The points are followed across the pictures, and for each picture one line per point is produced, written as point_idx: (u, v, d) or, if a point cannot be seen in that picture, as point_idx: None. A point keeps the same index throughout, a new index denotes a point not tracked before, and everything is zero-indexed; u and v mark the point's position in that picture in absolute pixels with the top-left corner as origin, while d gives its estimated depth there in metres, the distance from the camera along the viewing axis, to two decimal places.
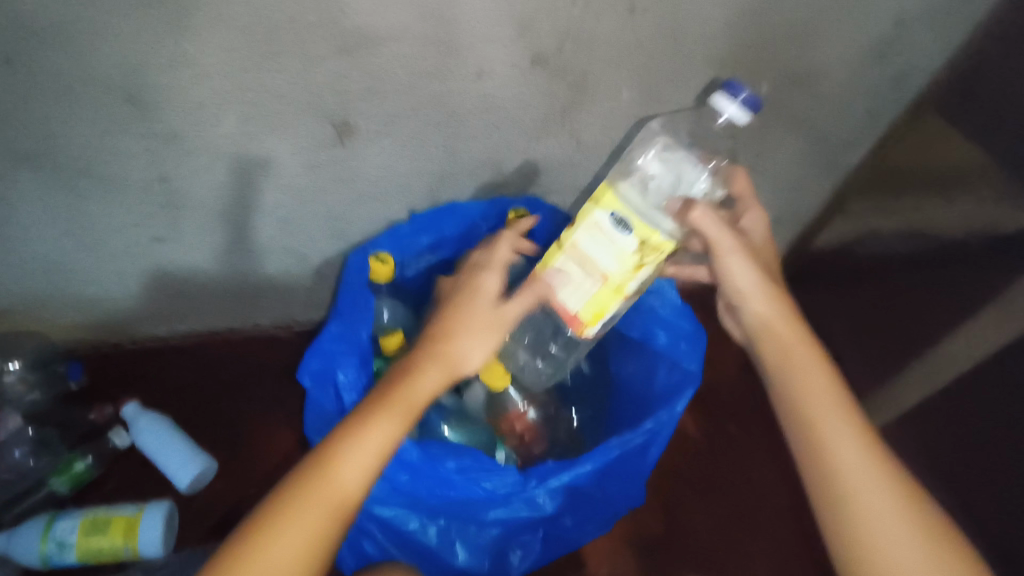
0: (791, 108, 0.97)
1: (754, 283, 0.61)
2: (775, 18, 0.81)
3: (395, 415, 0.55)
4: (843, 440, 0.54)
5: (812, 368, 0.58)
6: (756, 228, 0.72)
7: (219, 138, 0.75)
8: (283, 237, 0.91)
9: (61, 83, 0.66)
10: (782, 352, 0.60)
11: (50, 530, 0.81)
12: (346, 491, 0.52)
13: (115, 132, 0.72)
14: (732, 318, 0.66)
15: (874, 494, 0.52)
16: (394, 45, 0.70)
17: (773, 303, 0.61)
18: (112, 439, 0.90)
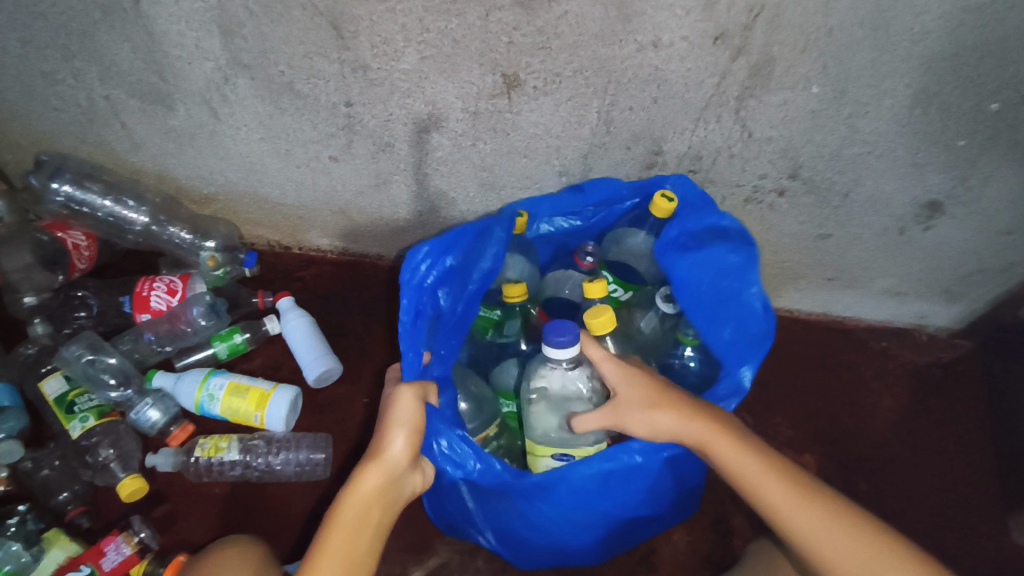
0: (1017, 138, 0.83)
1: (648, 424, 0.66)
2: (1013, 22, 0.69)
3: (372, 465, 0.63)
4: (795, 513, 0.61)
5: (729, 447, 0.64)
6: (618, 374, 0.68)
7: (400, 73, 0.81)
8: (436, 177, 0.97)
9: (280, 4, 0.75)
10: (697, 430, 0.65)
11: (205, 382, 0.95)
12: (362, 498, 0.62)
13: (317, 55, 0.81)
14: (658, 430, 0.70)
15: (839, 548, 0.59)
16: (570, 2, 0.71)
17: (670, 415, 0.65)
18: (264, 325, 1.03)
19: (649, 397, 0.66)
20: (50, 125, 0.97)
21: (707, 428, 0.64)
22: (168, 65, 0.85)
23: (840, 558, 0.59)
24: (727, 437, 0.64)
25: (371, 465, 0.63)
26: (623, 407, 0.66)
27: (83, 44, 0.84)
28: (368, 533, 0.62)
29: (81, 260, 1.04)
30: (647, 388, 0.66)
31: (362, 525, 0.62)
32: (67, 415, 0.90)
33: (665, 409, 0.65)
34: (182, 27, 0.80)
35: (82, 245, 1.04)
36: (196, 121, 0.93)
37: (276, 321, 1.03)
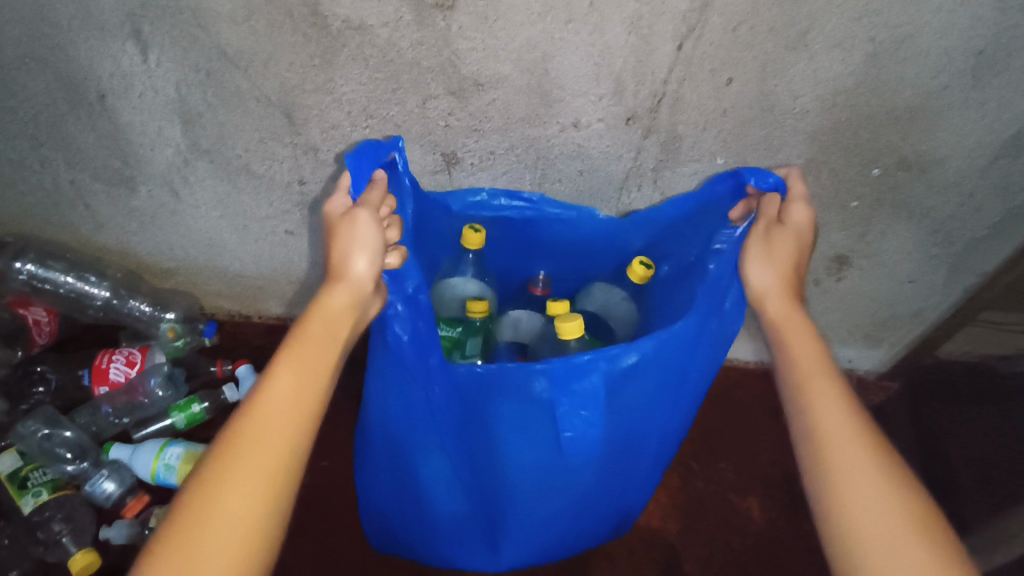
0: (902, 198, 0.93)
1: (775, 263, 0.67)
2: (880, 101, 0.80)
3: (338, 284, 0.61)
4: (818, 396, 0.57)
5: (801, 337, 0.63)
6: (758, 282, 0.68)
7: (348, 153, 0.89)
8: None
9: (236, 96, 0.83)
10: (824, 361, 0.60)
11: (162, 452, 0.97)
12: (335, 314, 0.60)
13: (271, 139, 0.88)
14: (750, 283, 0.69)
15: (849, 438, 0.54)
16: (496, 90, 0.80)
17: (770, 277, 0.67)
18: (222, 393, 1.06)
19: (792, 334, 0.63)
20: (16, 208, 1.02)
21: (783, 311, 0.66)
22: (131, 151, 0.91)
23: (842, 464, 0.52)
24: (801, 323, 0.64)
25: (332, 285, 0.61)
26: (776, 326, 0.65)
27: (50, 134, 0.90)
28: (336, 337, 0.59)
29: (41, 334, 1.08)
30: (797, 319, 0.65)
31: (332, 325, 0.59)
32: (20, 491, 0.91)
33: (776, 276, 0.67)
34: (144, 117, 0.87)
35: (41, 319, 1.08)
36: (157, 201, 0.99)
37: (235, 389, 1.06)
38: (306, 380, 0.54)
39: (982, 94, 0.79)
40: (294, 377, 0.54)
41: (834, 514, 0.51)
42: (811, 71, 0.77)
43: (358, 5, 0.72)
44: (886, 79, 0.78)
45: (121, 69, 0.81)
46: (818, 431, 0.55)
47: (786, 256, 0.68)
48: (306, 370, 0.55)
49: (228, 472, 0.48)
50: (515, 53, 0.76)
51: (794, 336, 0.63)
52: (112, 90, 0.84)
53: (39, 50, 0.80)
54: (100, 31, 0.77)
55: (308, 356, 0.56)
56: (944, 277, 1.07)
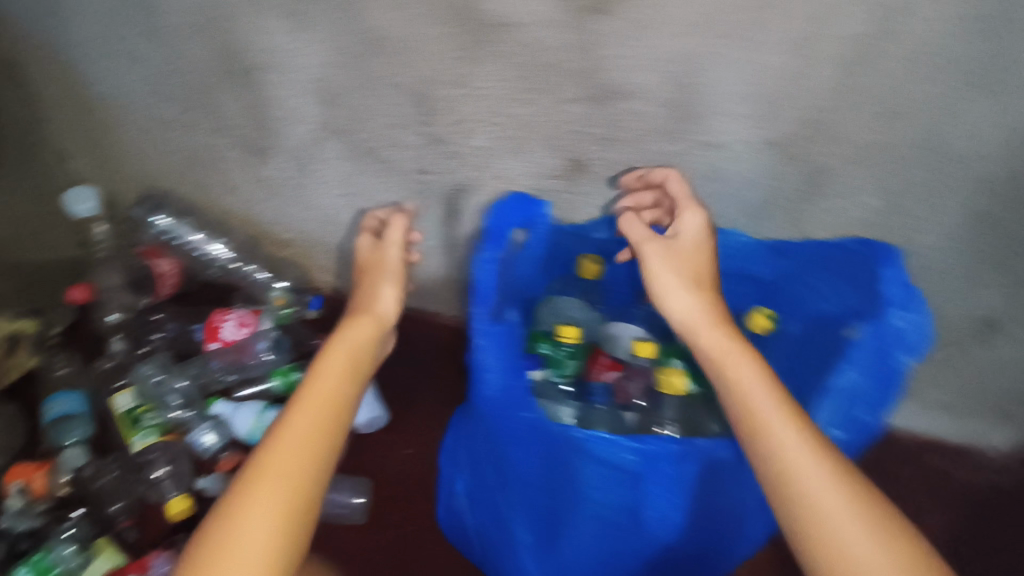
0: None
1: (670, 282, 0.67)
2: None
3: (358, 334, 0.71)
4: (780, 427, 0.55)
5: (741, 366, 0.60)
6: (680, 310, 0.66)
7: (474, 149, 0.89)
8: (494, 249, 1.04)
9: (377, 81, 0.84)
10: (713, 356, 0.62)
11: (261, 415, 1.01)
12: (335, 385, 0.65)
13: (402, 127, 0.89)
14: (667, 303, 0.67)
15: (803, 472, 0.53)
16: (638, 101, 0.77)
17: (694, 300, 0.66)
18: (319, 366, 1.11)
19: (728, 358, 0.61)
20: (159, 166, 1.09)
21: (724, 344, 0.62)
22: (269, 123, 0.95)
23: (806, 498, 0.52)
24: (752, 359, 0.60)
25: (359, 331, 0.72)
26: (717, 364, 0.61)
27: (201, 99, 0.95)
28: (345, 384, 0.65)
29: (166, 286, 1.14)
30: (736, 351, 0.61)
31: (343, 366, 0.67)
32: (133, 428, 0.97)
33: (694, 296, 0.66)
34: (288, 93, 0.89)
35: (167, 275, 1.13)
36: (284, 173, 1.02)
37: None
38: (315, 420, 0.60)
39: None
40: (308, 419, 0.60)
41: (796, 522, 0.52)
42: (999, 115, 0.69)
43: (511, 3, 0.70)
44: None
45: (275, 45, 0.83)
46: (779, 458, 0.54)
47: (674, 293, 0.67)
48: (312, 429, 0.60)
49: (239, 510, 0.53)
50: (665, 64, 0.72)
51: (739, 359, 0.60)
52: (261, 63, 0.87)
53: (205, 20, 0.84)
54: (263, 6, 0.79)
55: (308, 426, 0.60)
56: None
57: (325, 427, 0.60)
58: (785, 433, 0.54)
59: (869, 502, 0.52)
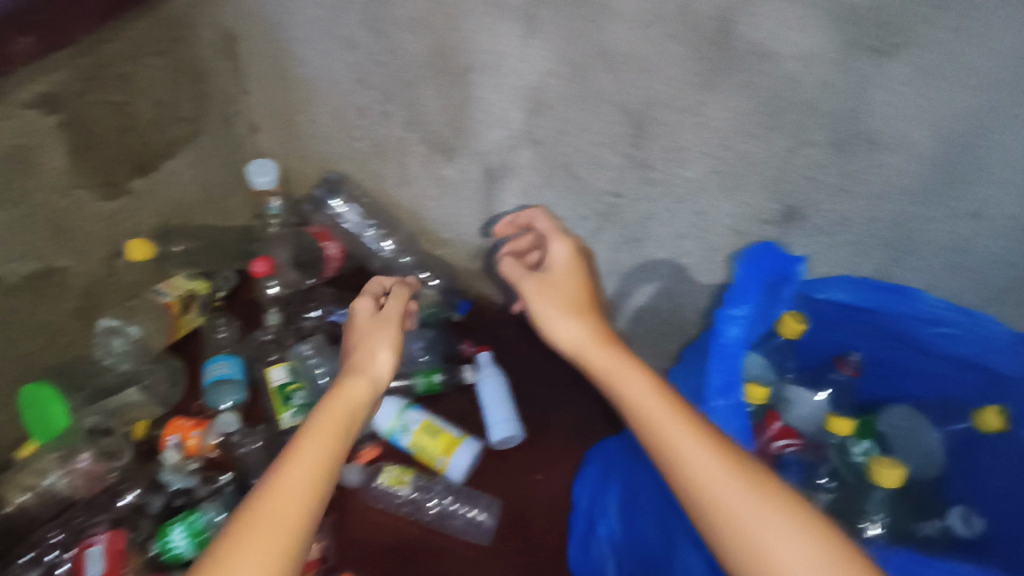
0: None
1: (554, 311, 0.80)
2: None
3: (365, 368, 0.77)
4: (699, 461, 0.62)
5: (662, 409, 0.66)
6: (566, 335, 0.79)
7: (681, 179, 0.83)
8: (668, 286, 0.98)
9: (597, 96, 0.80)
10: (604, 374, 0.74)
11: (402, 413, 0.99)
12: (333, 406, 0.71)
13: (608, 146, 0.84)
14: (562, 322, 0.80)
15: (741, 510, 0.58)
16: (893, 155, 0.69)
17: (574, 325, 0.79)
18: (462, 373, 1.08)
19: (620, 372, 0.72)
20: (342, 151, 1.09)
21: (601, 350, 0.76)
22: (468, 124, 0.92)
23: (737, 522, 0.58)
24: (641, 372, 0.71)
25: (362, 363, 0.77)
26: (616, 380, 0.72)
27: (404, 92, 0.94)
28: (348, 430, 0.70)
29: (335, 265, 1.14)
30: (620, 364, 0.73)
31: (347, 416, 0.71)
32: (282, 405, 0.98)
33: (574, 321, 0.79)
34: (495, 97, 0.87)
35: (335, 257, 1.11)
36: (467, 176, 1.00)
37: (472, 372, 1.07)
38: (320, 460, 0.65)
39: None
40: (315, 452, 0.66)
41: (730, 548, 0.58)
42: None
43: (780, 33, 0.65)
44: None
45: (498, 48, 0.81)
46: (669, 454, 0.63)
47: (562, 322, 0.80)
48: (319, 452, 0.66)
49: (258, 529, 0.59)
50: (939, 120, 0.64)
51: (626, 374, 0.72)
52: (479, 65, 0.84)
53: (432, 16, 0.82)
54: (498, 9, 0.77)
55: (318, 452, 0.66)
56: None
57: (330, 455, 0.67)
58: (688, 448, 0.62)
59: (788, 512, 0.58)
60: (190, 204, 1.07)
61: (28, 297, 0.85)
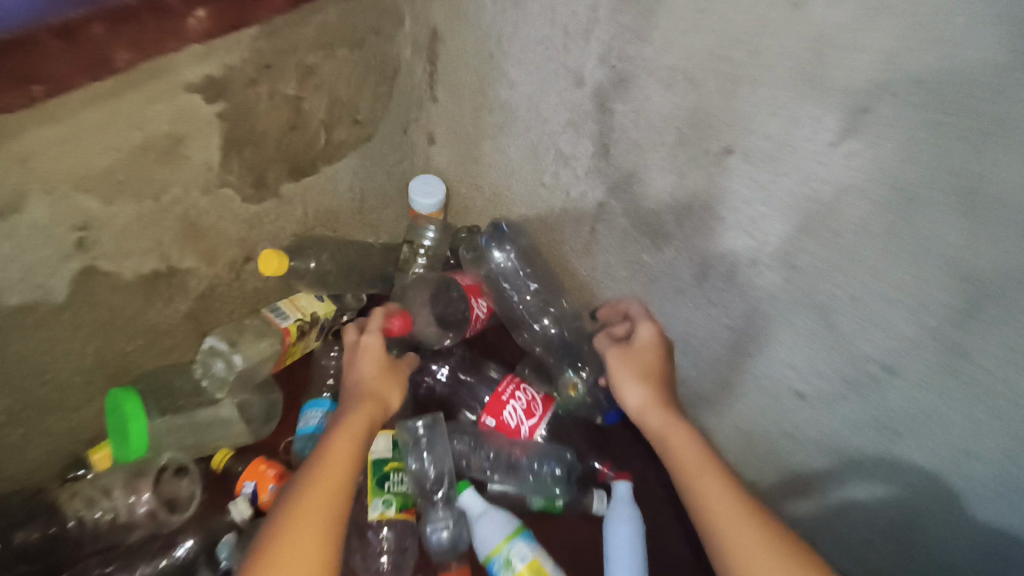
0: None
1: (619, 373, 0.76)
2: None
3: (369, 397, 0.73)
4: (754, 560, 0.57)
5: (716, 487, 0.63)
6: (632, 400, 0.75)
7: (1016, 390, 0.53)
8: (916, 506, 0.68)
9: (919, 243, 0.52)
10: (657, 435, 0.72)
11: (508, 540, 0.75)
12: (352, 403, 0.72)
13: (903, 307, 0.57)
14: (628, 386, 0.75)
15: None
16: None
17: (640, 390, 0.75)
18: (589, 502, 0.85)
19: (671, 437, 0.70)
20: (523, 194, 0.90)
21: (663, 418, 0.72)
22: (697, 216, 0.68)
23: None
24: (687, 431, 0.70)
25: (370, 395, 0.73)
26: (658, 440, 0.71)
27: (623, 152, 0.72)
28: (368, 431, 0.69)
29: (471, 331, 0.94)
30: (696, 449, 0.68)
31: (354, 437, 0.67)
32: (375, 488, 0.79)
33: (643, 385, 0.75)
34: (749, 198, 0.62)
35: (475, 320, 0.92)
36: (671, 273, 0.76)
37: (602, 504, 0.84)
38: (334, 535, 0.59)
39: None
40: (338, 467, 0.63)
41: None
42: None
43: None
44: None
45: (777, 136, 0.56)
46: (712, 518, 0.61)
47: (631, 389, 0.75)
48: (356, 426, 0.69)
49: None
50: None
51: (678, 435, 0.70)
52: (747, 151, 0.59)
53: (697, 73, 0.59)
54: (796, 86, 0.53)
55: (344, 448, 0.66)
56: None
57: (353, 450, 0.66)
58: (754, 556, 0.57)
59: None
60: (340, 214, 0.92)
61: (140, 295, 0.73)
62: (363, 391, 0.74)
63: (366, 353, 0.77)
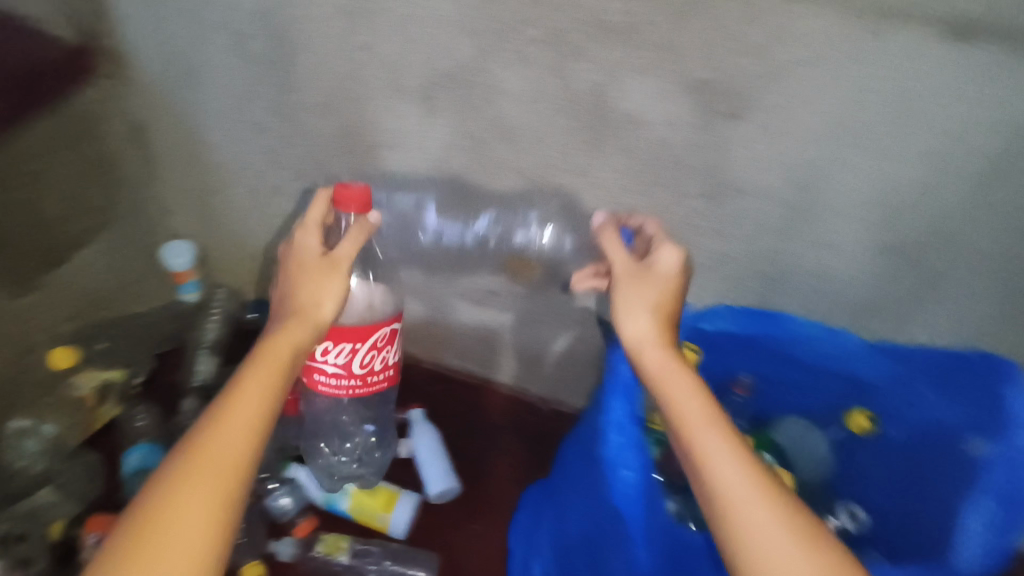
0: None
1: (635, 299, 0.67)
2: None
3: (298, 316, 0.66)
4: (718, 445, 0.56)
5: (682, 387, 0.61)
6: (631, 334, 0.66)
7: (579, 233, 0.89)
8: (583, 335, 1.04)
9: (504, 167, 0.86)
10: (653, 374, 0.63)
11: (339, 477, 1.01)
12: (296, 327, 0.65)
13: (511, 207, 0.91)
14: (625, 313, 0.66)
15: (733, 476, 0.54)
16: (751, 200, 0.77)
17: (645, 322, 0.66)
18: (397, 449, 1.08)
19: (670, 375, 0.62)
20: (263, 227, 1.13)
21: (661, 362, 0.63)
22: (380, 196, 0.98)
23: (719, 476, 0.54)
24: (685, 374, 0.62)
25: (291, 316, 0.66)
26: (653, 380, 0.62)
27: (316, 170, 0.99)
28: (290, 371, 0.63)
29: (369, 363, 0.83)
30: (674, 369, 0.62)
31: (275, 377, 0.61)
32: None
33: (650, 318, 0.66)
34: (403, 173, 0.93)
35: (391, 368, 0.88)
36: None
37: (406, 442, 1.09)
38: (248, 433, 0.56)
39: None
40: (250, 405, 0.58)
41: (722, 517, 0.53)
42: None
43: (649, 104, 0.74)
44: None
45: (401, 127, 0.88)
46: (703, 455, 0.56)
47: (633, 320, 0.66)
48: (282, 360, 0.62)
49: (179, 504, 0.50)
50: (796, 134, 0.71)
51: (666, 382, 0.62)
52: (387, 142, 0.90)
53: (337, 102, 0.89)
54: (397, 94, 0.84)
55: (260, 386, 0.60)
56: None
57: (271, 391, 0.60)
58: (711, 441, 0.56)
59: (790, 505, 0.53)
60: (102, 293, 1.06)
61: None
62: (293, 300, 0.67)
63: (302, 253, 0.70)
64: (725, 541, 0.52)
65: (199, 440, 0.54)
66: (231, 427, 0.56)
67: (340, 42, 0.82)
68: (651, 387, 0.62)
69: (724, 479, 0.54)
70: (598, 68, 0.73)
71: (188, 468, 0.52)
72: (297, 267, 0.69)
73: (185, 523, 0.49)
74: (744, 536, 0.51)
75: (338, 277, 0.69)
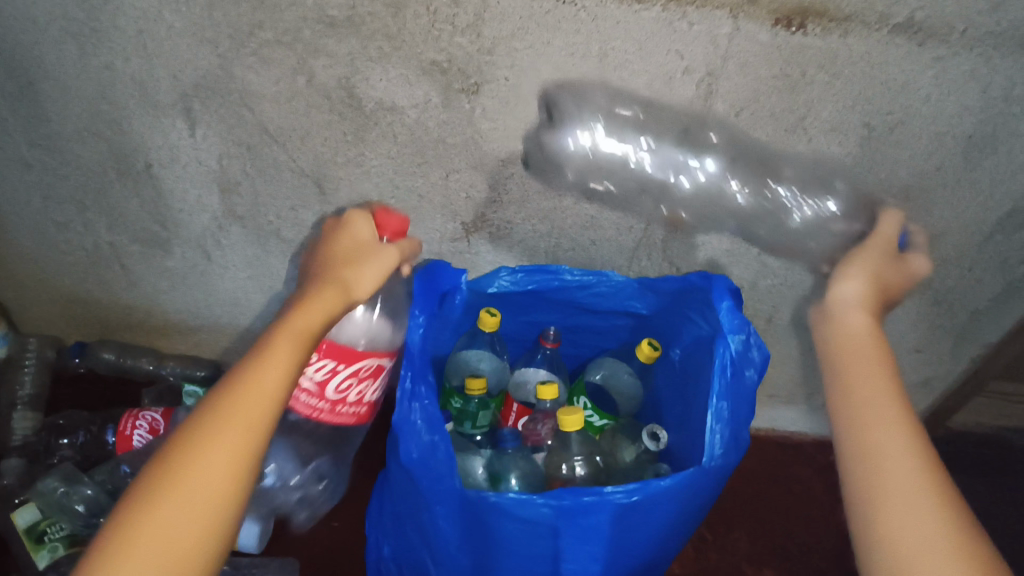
0: (929, 257, 0.92)
1: (853, 296, 0.74)
2: (895, 174, 0.82)
3: (335, 289, 0.70)
4: (890, 439, 0.59)
5: (883, 404, 0.62)
6: (853, 327, 0.71)
7: None
8: None
9: (283, 169, 0.88)
10: (847, 381, 0.66)
11: None
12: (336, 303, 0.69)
13: (302, 207, 0.93)
14: (844, 294, 0.74)
15: (899, 472, 0.57)
16: (512, 166, 0.84)
17: (860, 323, 0.71)
18: None
19: (865, 390, 0.64)
20: (61, 268, 1.08)
21: (872, 365, 0.67)
22: (171, 215, 0.97)
23: (885, 468, 0.57)
24: (890, 390, 0.64)
25: (334, 289, 0.70)
26: (857, 399, 0.64)
27: (97, 199, 0.96)
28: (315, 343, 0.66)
29: (345, 391, 0.84)
30: (874, 369, 0.66)
31: (299, 348, 0.63)
32: (36, 545, 0.88)
33: (862, 330, 0.71)
34: (185, 188, 0.93)
35: (365, 406, 0.89)
36: (190, 263, 1.04)
37: None
38: (272, 398, 0.59)
39: (1003, 154, 0.79)
40: (274, 373, 0.60)
41: (862, 503, 0.57)
42: (820, 135, 0.78)
43: (394, 89, 0.78)
44: (895, 152, 0.80)
45: (169, 143, 0.87)
46: (861, 452, 0.60)
47: (853, 312, 0.72)
48: (306, 337, 0.64)
49: (207, 444, 0.54)
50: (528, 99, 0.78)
51: (877, 400, 0.63)
52: (160, 160, 0.90)
53: (96, 126, 0.87)
54: (155, 109, 0.84)
55: (288, 356, 0.62)
56: (980, 349, 1.05)
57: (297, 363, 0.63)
58: (890, 443, 0.59)
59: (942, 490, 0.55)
60: None
61: None
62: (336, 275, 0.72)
63: (352, 239, 0.78)
64: (858, 516, 0.57)
65: (238, 385, 0.58)
66: (257, 387, 0.59)
67: (81, 63, 0.81)
68: (830, 389, 0.67)
69: (887, 445, 0.59)
70: (337, 62, 0.76)
71: (216, 419, 0.56)
72: (352, 254, 0.76)
73: (214, 470, 0.54)
74: (888, 521, 0.54)
75: (378, 265, 0.75)
